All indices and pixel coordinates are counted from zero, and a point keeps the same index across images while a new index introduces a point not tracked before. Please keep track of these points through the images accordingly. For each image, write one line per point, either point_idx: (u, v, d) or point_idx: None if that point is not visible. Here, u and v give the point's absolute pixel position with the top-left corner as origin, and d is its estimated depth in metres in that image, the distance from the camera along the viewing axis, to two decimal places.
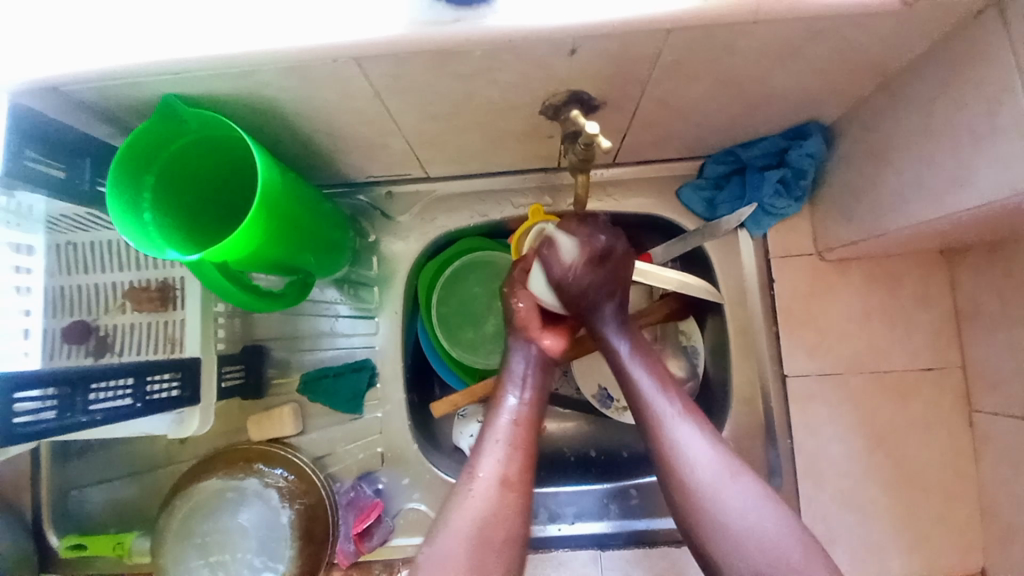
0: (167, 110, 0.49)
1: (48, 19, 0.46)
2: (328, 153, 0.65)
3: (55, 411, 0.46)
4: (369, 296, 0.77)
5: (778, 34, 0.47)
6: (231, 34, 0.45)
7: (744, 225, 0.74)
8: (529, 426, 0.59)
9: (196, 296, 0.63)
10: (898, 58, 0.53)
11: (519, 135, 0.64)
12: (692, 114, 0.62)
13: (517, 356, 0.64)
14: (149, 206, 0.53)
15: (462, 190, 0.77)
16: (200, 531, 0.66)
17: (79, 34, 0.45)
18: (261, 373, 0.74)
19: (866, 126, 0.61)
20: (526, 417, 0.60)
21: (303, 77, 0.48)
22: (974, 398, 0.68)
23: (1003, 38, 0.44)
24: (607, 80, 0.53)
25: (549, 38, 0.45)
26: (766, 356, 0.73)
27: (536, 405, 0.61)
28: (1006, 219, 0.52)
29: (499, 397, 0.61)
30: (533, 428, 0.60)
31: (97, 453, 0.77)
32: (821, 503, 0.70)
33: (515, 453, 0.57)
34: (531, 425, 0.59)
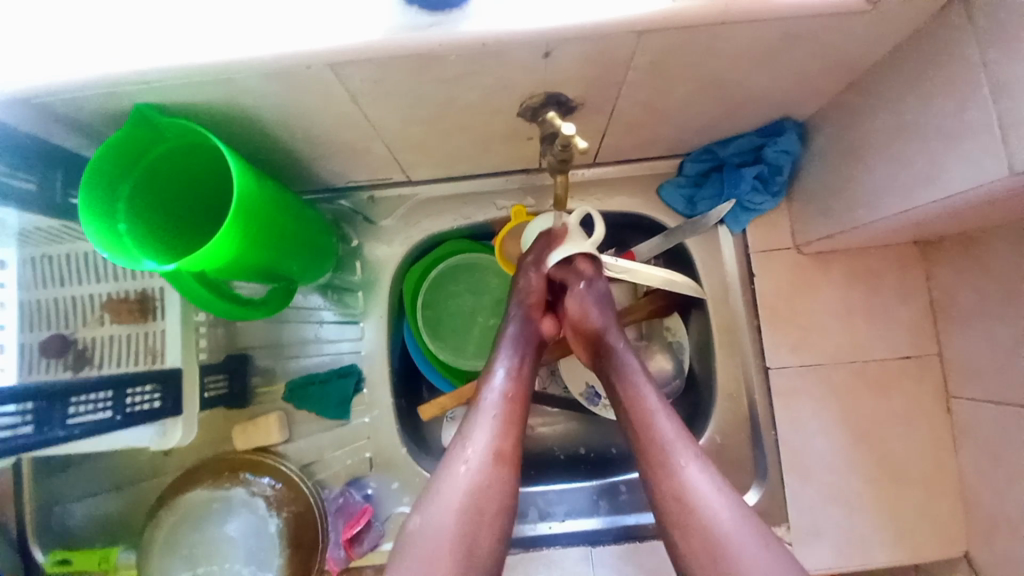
0: (141, 119, 0.49)
1: (18, 30, 0.46)
2: (308, 159, 0.64)
3: (32, 426, 0.45)
4: (353, 302, 0.76)
5: (750, 35, 0.48)
6: (205, 43, 0.44)
7: (724, 222, 0.75)
8: (520, 404, 0.58)
9: (176, 307, 0.63)
10: (866, 56, 0.54)
11: (500, 138, 0.64)
12: (670, 114, 0.62)
13: (511, 331, 0.63)
14: (124, 217, 0.52)
15: (445, 193, 0.77)
16: (187, 543, 0.65)
17: (50, 45, 0.45)
18: (246, 382, 0.73)
19: (839, 123, 0.62)
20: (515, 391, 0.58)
21: (280, 84, 0.48)
22: (951, 387, 0.70)
23: (966, 36, 0.45)
24: (585, 83, 0.53)
25: (524, 42, 0.45)
26: (749, 351, 0.74)
27: (527, 378, 0.59)
28: (975, 211, 0.54)
29: (489, 371, 0.60)
30: (523, 403, 0.58)
31: (79, 467, 0.75)
32: (806, 493, 0.71)
33: (500, 426, 0.56)
34: (521, 400, 0.58)
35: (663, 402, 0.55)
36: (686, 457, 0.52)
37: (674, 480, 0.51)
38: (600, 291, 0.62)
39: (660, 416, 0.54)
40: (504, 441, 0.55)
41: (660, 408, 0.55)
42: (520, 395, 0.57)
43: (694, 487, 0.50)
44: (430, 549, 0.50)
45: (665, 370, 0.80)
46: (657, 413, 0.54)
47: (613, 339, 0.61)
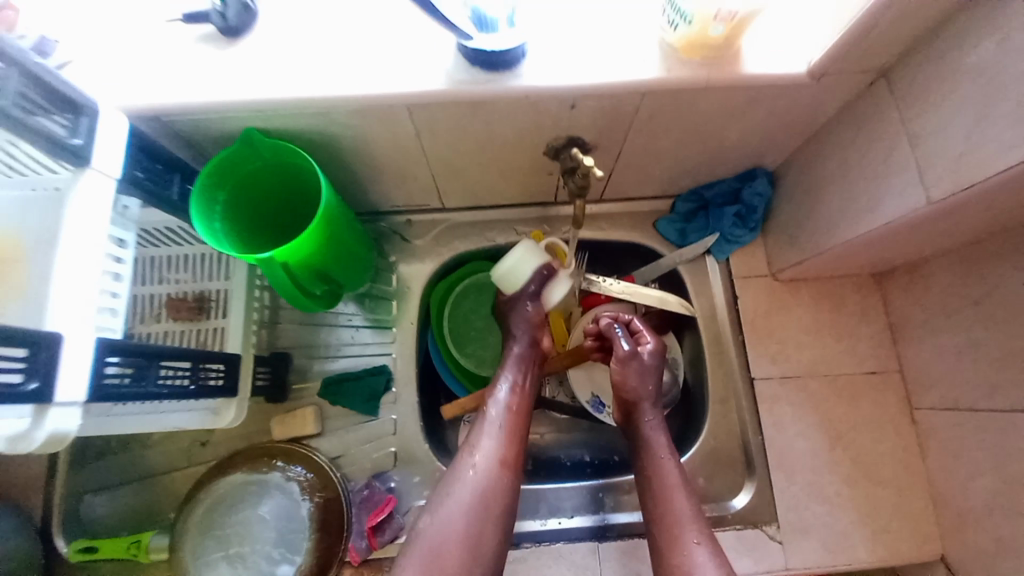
0: (248, 140, 0.61)
1: (163, 69, 0.58)
2: (364, 182, 0.77)
3: (132, 380, 0.52)
4: (386, 310, 0.86)
5: (727, 98, 0.63)
6: (312, 85, 0.58)
7: (710, 251, 0.87)
8: (521, 420, 0.68)
9: (238, 303, 0.72)
10: (817, 118, 0.69)
11: (524, 172, 0.78)
12: (665, 158, 0.77)
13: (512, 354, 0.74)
14: (218, 217, 0.63)
15: (472, 219, 0.89)
16: (222, 524, 0.69)
17: (190, 81, 0.58)
18: (284, 378, 0.80)
19: (800, 171, 0.77)
20: (518, 404, 0.69)
21: (363, 118, 0.61)
22: (913, 398, 0.80)
23: (888, 104, 0.61)
24: (599, 129, 0.68)
25: (556, 94, 0.60)
26: (736, 362, 0.84)
27: (524, 396, 0.70)
28: (911, 238, 0.67)
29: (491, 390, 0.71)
30: (522, 423, 0.68)
31: (114, 456, 0.80)
32: (793, 493, 0.78)
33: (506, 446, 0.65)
34: (522, 419, 0.68)
35: (681, 484, 0.68)
36: (698, 537, 0.64)
37: (682, 556, 0.63)
38: (646, 365, 0.76)
39: (677, 494, 0.67)
40: (508, 449, 0.64)
41: (677, 486, 0.68)
42: (521, 408, 0.69)
43: (698, 565, 0.61)
44: (438, 543, 0.58)
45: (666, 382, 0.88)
46: (678, 503, 0.67)
47: (645, 411, 0.74)
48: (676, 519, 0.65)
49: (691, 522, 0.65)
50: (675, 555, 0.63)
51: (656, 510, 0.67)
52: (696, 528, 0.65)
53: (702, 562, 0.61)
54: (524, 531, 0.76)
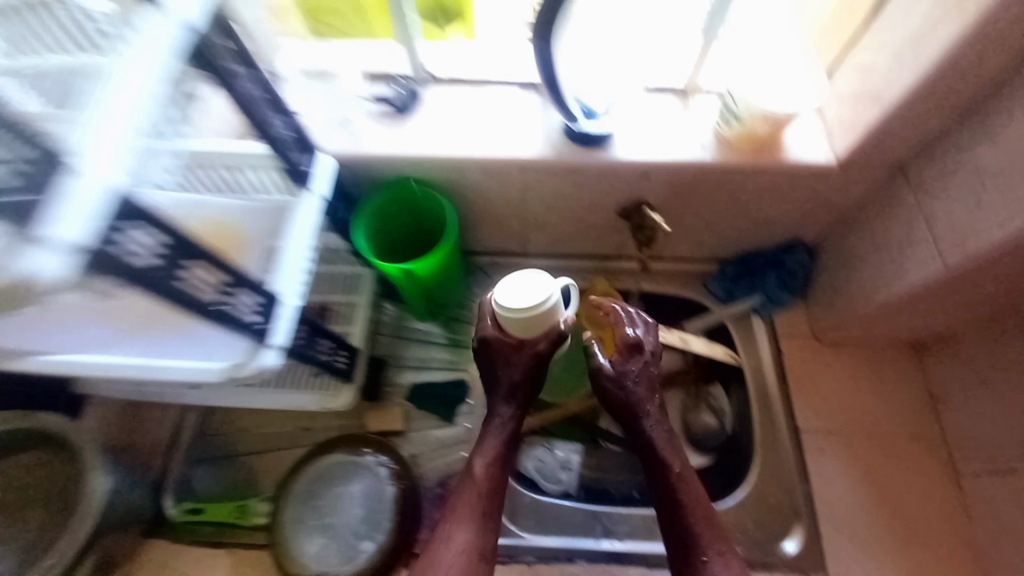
0: (402, 186, 0.83)
1: (351, 125, 0.80)
2: (468, 225, 0.96)
3: (304, 343, 0.69)
4: (463, 331, 0.98)
5: (770, 182, 0.80)
6: (455, 148, 0.79)
7: (756, 311, 0.99)
8: (495, 498, 0.69)
9: (360, 310, 0.88)
10: (848, 200, 0.84)
11: (597, 227, 0.94)
12: (717, 226, 0.93)
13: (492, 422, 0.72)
14: (370, 240, 0.83)
15: (546, 265, 1.05)
16: (319, 495, 0.81)
17: (371, 136, 0.79)
18: (378, 381, 0.94)
19: (836, 245, 0.90)
20: (489, 468, 0.69)
21: (486, 174, 0.81)
22: (957, 463, 0.85)
23: (906, 193, 0.75)
24: (665, 197, 0.85)
25: (636, 167, 0.78)
26: (781, 412, 0.92)
27: (500, 472, 0.70)
28: (937, 308, 0.78)
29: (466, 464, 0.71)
30: (494, 500, 0.69)
31: (224, 434, 0.92)
32: (840, 544, 0.82)
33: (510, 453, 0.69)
34: (496, 494, 0.69)
35: (699, 500, 0.69)
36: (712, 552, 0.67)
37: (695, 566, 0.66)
38: (637, 373, 0.73)
39: (693, 509, 0.69)
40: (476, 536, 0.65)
41: (693, 501, 0.69)
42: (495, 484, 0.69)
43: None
44: None
45: (710, 425, 0.95)
46: (693, 516, 0.68)
47: (644, 411, 0.73)
48: (694, 536, 0.68)
49: (709, 535, 0.68)
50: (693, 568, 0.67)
51: (673, 523, 0.69)
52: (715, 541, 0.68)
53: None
54: (580, 547, 0.86)
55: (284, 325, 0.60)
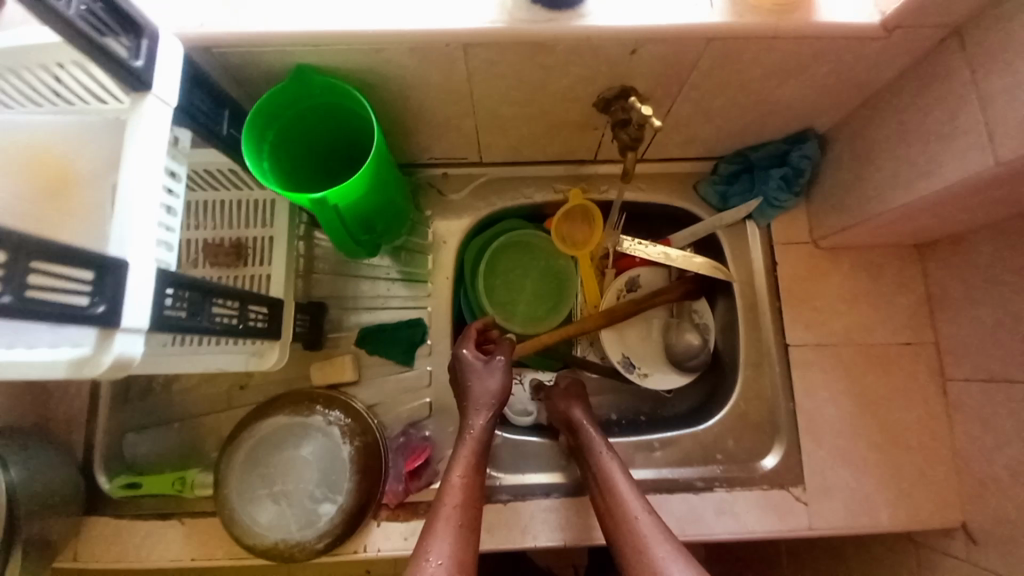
0: (298, 78, 0.59)
1: (226, 1, 0.56)
2: (404, 132, 0.75)
3: (187, 312, 0.52)
4: (420, 264, 0.86)
5: (790, 51, 0.61)
6: (371, 18, 0.56)
7: (751, 216, 0.86)
8: None
9: (279, 248, 0.75)
10: (880, 75, 0.67)
11: (571, 125, 0.75)
12: (715, 115, 0.74)
13: None
14: (268, 158, 0.62)
15: (508, 175, 0.88)
16: (265, 464, 0.71)
17: (253, 10, 0.55)
18: (320, 327, 0.81)
19: (853, 133, 0.75)
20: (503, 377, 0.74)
21: (419, 58, 0.59)
22: (945, 368, 0.80)
23: (957, 62, 0.59)
24: (655, 79, 0.65)
25: (620, 36, 0.57)
26: (770, 328, 0.84)
27: None
28: (963, 207, 0.66)
29: None
30: None
31: (157, 398, 0.83)
32: (818, 456, 0.78)
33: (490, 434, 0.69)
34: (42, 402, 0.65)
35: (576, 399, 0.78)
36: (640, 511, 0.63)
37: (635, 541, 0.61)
38: None
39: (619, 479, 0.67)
40: None
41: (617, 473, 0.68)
42: None
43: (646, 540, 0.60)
44: None
45: (693, 344, 0.87)
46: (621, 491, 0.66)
47: None
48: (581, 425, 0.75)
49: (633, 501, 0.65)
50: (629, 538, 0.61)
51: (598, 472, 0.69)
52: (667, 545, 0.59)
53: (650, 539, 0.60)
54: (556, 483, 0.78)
55: (142, 298, 0.45)
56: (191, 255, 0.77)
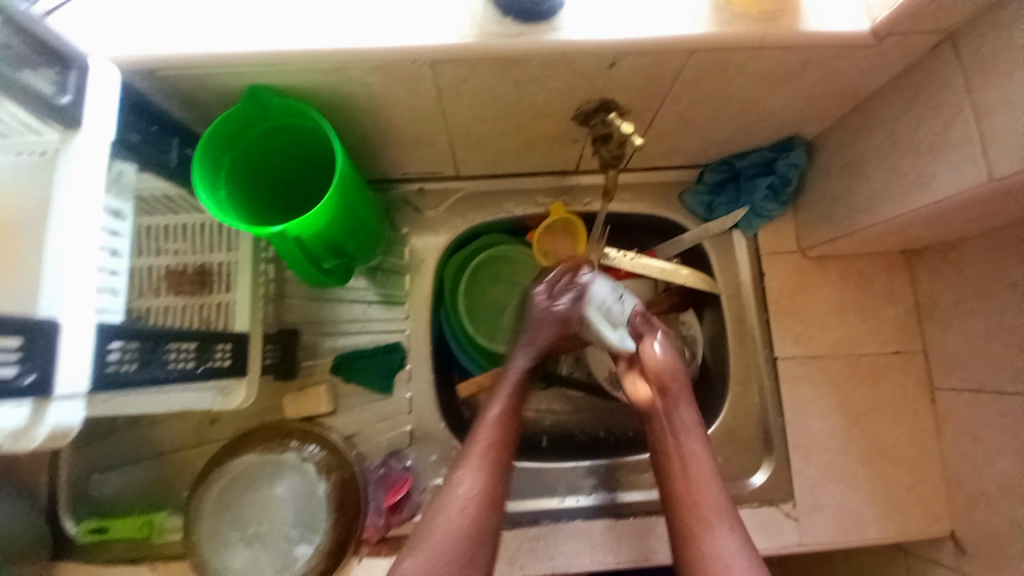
0: (254, 100, 0.54)
1: (170, 19, 0.51)
2: (374, 149, 0.70)
3: (136, 365, 0.48)
4: (398, 285, 0.83)
5: (777, 61, 0.58)
6: (327, 34, 0.51)
7: (737, 226, 0.84)
8: None
9: (243, 280, 0.72)
10: (869, 83, 0.64)
11: (550, 138, 0.72)
12: (700, 126, 0.71)
13: None
14: (225, 185, 0.57)
15: (487, 190, 0.84)
16: (236, 505, 0.68)
17: (199, 29, 0.51)
18: (294, 356, 0.78)
19: (841, 141, 0.72)
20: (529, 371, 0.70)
21: (383, 77, 0.55)
22: (934, 378, 0.79)
23: (950, 70, 0.56)
24: (636, 92, 0.61)
25: (598, 50, 0.53)
26: (759, 342, 0.82)
27: None
28: (955, 218, 0.64)
29: None
30: None
31: (125, 434, 0.78)
32: (808, 473, 0.78)
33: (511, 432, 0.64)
34: None
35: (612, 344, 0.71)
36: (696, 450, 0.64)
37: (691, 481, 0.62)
38: None
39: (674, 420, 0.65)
40: None
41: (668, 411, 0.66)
42: None
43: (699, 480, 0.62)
44: None
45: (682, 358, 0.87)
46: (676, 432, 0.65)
47: None
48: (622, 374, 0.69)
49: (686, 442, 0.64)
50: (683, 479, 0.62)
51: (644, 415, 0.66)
52: (726, 512, 0.60)
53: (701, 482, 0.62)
54: (545, 510, 0.76)
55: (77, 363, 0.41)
56: (152, 283, 0.71)
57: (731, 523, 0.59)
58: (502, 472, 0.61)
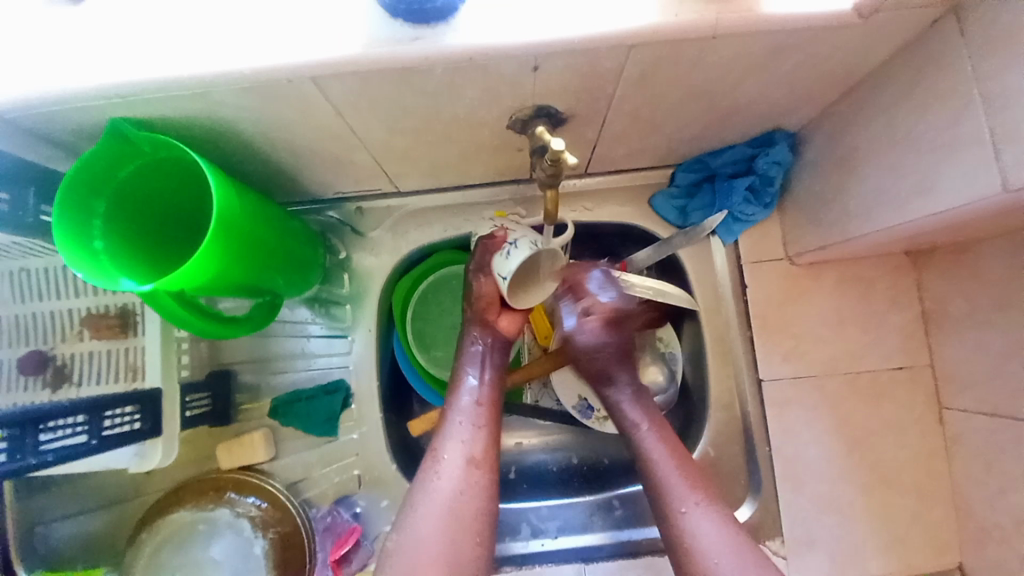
0: (117, 134, 0.47)
1: (13, 48, 0.44)
2: (292, 171, 0.63)
3: (4, 454, 0.46)
4: (341, 315, 0.75)
5: (742, 47, 0.47)
6: (183, 54, 0.43)
7: (716, 232, 0.74)
8: None
9: (155, 324, 0.64)
10: (859, 67, 0.53)
11: (490, 148, 0.63)
12: (663, 125, 0.61)
13: None
14: (101, 233, 0.50)
15: (434, 204, 0.75)
16: (171, 566, 0.65)
17: (40, 60, 0.43)
18: (228, 398, 0.72)
19: (830, 134, 0.62)
20: (482, 407, 0.60)
21: (263, 98, 0.46)
22: (944, 396, 0.70)
23: (956, 49, 0.45)
24: (576, 95, 0.52)
25: (515, 54, 0.44)
26: (743, 362, 0.74)
27: None
28: (966, 222, 0.54)
29: None
30: None
31: (63, 486, 0.72)
32: (800, 505, 0.71)
33: (464, 487, 0.54)
34: None
35: (646, 419, 0.64)
36: (688, 503, 0.57)
37: (676, 527, 0.57)
38: None
39: (662, 465, 0.60)
40: None
41: (663, 458, 0.61)
42: None
43: (696, 533, 0.55)
44: None
45: (658, 381, 0.78)
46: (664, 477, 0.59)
47: None
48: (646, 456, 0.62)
49: (677, 485, 0.58)
50: (673, 529, 0.57)
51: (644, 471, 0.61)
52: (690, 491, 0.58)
53: (696, 529, 0.55)
54: (506, 555, 0.71)
55: None
56: (72, 328, 0.63)
57: (697, 504, 0.57)
58: (470, 530, 0.53)
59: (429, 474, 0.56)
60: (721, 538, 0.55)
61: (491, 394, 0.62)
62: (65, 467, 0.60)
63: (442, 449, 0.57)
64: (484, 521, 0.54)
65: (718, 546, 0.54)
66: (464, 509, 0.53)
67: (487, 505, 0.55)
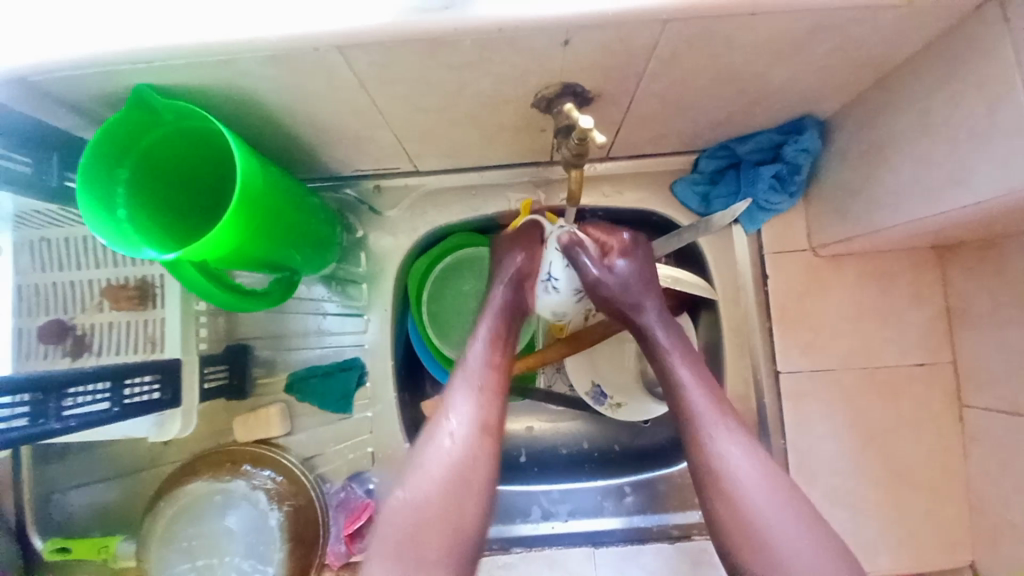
0: (141, 102, 0.47)
1: (34, 12, 0.43)
2: (312, 146, 0.62)
3: (27, 419, 0.47)
4: (357, 294, 0.75)
5: (775, 27, 0.46)
6: (206, 21, 0.42)
7: (738, 220, 0.73)
8: None
9: (175, 297, 0.64)
10: (896, 51, 0.51)
11: (511, 129, 0.62)
12: (688, 109, 0.60)
13: None
14: (124, 202, 0.50)
15: (452, 185, 0.75)
16: (186, 535, 0.66)
17: (62, 24, 0.43)
18: (245, 373, 0.72)
19: (861, 121, 0.60)
20: (493, 368, 0.59)
21: (286, 68, 0.46)
22: (964, 394, 0.68)
23: (999, 34, 0.43)
24: (602, 74, 0.51)
25: (542, 28, 0.43)
26: (760, 353, 0.73)
27: None
28: (999, 215, 0.52)
29: None
30: None
31: (80, 454, 0.73)
32: (813, 498, 0.70)
33: (469, 451, 0.54)
34: None
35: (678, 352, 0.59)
36: (727, 440, 0.54)
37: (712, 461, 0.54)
38: None
39: (694, 394, 0.56)
40: None
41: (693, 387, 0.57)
42: None
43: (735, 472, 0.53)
44: None
45: None
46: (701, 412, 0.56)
47: None
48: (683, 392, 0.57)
49: (715, 423, 0.55)
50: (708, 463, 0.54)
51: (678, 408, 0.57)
52: (726, 428, 0.55)
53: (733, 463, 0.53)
54: (516, 536, 0.72)
55: None
56: (93, 298, 0.63)
57: (736, 441, 0.54)
58: (473, 494, 0.52)
59: (436, 437, 0.55)
60: (759, 485, 0.52)
61: (499, 358, 0.60)
62: (83, 435, 0.61)
63: (454, 410, 0.56)
64: (490, 485, 0.54)
65: (757, 488, 0.52)
66: (472, 472, 0.53)
67: (494, 471, 0.54)
